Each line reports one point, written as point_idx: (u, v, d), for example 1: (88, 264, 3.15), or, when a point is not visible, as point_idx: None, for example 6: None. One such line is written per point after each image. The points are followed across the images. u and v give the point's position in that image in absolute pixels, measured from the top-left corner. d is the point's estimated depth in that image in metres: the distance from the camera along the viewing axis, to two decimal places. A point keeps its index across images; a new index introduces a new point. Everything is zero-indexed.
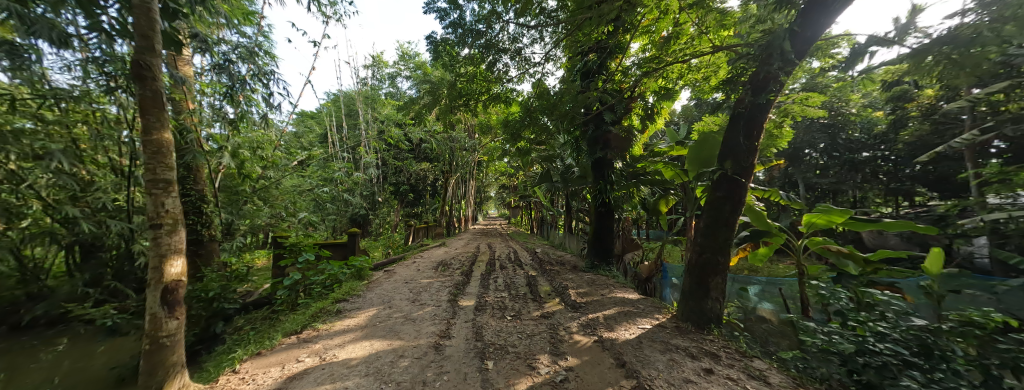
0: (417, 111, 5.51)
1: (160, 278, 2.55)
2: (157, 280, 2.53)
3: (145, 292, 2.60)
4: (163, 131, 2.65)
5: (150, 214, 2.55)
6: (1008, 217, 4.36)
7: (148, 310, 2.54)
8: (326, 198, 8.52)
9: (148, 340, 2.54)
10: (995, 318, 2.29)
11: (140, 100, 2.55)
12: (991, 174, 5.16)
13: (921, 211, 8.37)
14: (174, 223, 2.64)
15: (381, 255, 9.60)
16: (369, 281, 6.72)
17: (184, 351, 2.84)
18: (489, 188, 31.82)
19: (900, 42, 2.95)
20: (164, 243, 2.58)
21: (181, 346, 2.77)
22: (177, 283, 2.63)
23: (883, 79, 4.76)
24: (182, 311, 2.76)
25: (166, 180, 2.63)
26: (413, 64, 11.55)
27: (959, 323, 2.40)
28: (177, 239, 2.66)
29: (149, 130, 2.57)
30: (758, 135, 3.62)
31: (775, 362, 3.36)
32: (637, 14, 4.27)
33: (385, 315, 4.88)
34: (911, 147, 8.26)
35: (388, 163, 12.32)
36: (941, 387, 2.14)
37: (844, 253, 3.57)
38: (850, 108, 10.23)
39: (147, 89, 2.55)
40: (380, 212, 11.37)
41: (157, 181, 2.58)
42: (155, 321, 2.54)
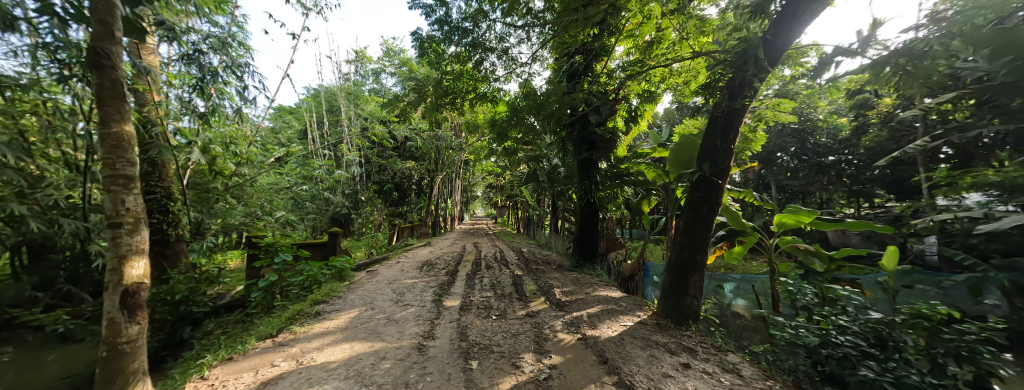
0: (402, 109, 5.42)
1: (120, 280, 2.41)
2: (116, 283, 2.38)
3: (103, 295, 2.44)
4: (124, 124, 2.50)
5: (108, 213, 2.40)
6: (954, 218, 4.77)
7: (106, 314, 2.39)
8: (306, 196, 8.26)
9: (106, 347, 2.39)
10: (940, 310, 2.41)
11: (97, 90, 2.39)
12: (940, 178, 5.59)
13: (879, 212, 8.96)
14: (135, 222, 2.49)
15: (363, 255, 9.39)
16: (350, 282, 6.56)
17: (146, 358, 2.68)
18: (475, 188, 31.69)
19: (862, 53, 3.16)
20: (124, 243, 2.43)
21: (143, 353, 2.61)
22: (138, 285, 2.48)
23: (848, 87, 5.07)
24: (145, 316, 2.60)
25: (127, 176, 2.48)
26: (398, 60, 11.32)
27: (910, 315, 2.52)
28: (139, 239, 2.51)
29: (108, 122, 2.42)
30: (733, 138, 3.78)
31: (747, 356, 3.54)
32: (621, 18, 4.36)
33: (367, 317, 4.78)
34: (871, 151, 8.83)
35: (372, 161, 12.04)
36: (893, 375, 2.33)
37: (811, 251, 3.79)
38: (818, 114, 10.82)
39: (106, 79, 2.40)
40: (362, 211, 11.11)
41: (117, 177, 2.43)
42: (114, 327, 2.39)
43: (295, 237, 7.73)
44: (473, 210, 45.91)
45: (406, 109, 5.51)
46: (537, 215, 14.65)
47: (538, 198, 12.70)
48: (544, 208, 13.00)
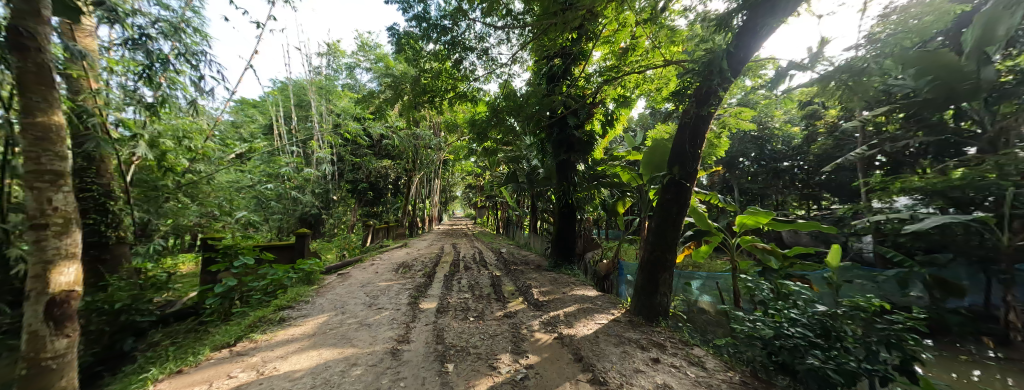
0: (378, 106, 5.26)
1: (45, 289, 2.08)
2: (40, 292, 2.06)
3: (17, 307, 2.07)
4: (52, 113, 2.17)
5: (29, 213, 2.04)
6: (887, 218, 5.36)
7: (24, 328, 2.05)
8: (272, 195, 7.75)
9: (24, 365, 2.03)
10: (874, 303, 2.70)
11: (16, 74, 2.06)
12: (875, 183, 6.24)
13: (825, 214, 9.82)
14: (65, 223, 2.16)
15: (335, 257, 8.96)
16: (319, 286, 6.26)
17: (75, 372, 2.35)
18: (453, 188, 31.28)
19: (813, 68, 3.46)
20: (51, 247, 2.10)
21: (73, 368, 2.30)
22: (68, 294, 2.17)
23: (801, 99, 5.52)
24: (76, 326, 2.29)
25: (55, 172, 2.14)
26: (374, 56, 10.92)
27: (849, 308, 2.81)
28: (70, 242, 2.20)
29: (32, 110, 2.08)
30: (700, 144, 4.00)
31: (710, 349, 3.76)
32: (598, 24, 4.50)
33: (336, 322, 4.58)
34: (820, 158, 9.65)
35: (344, 159, 11.56)
36: (835, 363, 2.57)
37: (768, 250, 4.09)
38: (775, 123, 11.68)
39: (29, 62, 2.09)
40: (334, 212, 10.64)
41: (42, 172, 2.09)
42: (34, 342, 2.06)
43: (259, 239, 7.25)
44: (450, 210, 45.32)
45: (384, 106, 5.36)
46: (516, 215, 14.72)
47: (518, 199, 12.74)
48: (524, 209, 13.07)
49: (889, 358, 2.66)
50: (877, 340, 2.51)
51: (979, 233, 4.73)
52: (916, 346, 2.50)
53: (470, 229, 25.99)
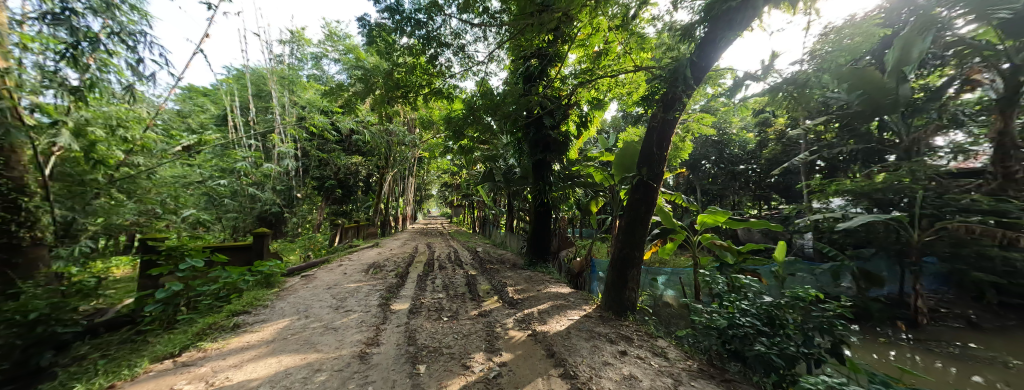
0: (348, 100, 5.02)
1: None
2: None
3: None
4: None
5: None
6: (823, 217, 6.05)
7: None
8: (227, 192, 7.13)
9: None
10: (811, 293, 3.01)
11: None
12: (817, 185, 6.91)
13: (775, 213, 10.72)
14: None
15: (298, 258, 8.43)
16: (280, 289, 5.87)
17: None
18: (428, 186, 30.59)
19: (765, 79, 3.78)
20: None
21: None
22: None
23: (757, 107, 5.97)
24: None
25: None
26: (343, 46, 10.37)
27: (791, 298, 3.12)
28: None
29: None
30: (667, 146, 4.22)
31: (673, 340, 4.00)
32: (573, 28, 4.60)
33: (298, 327, 4.34)
34: (770, 162, 10.53)
35: (310, 154, 10.93)
36: (777, 348, 2.86)
37: (725, 246, 4.42)
38: (733, 129, 12.57)
39: None
40: (298, 210, 10.04)
41: None
42: None
43: (211, 239, 6.66)
44: (424, 209, 44.39)
45: (354, 100, 5.15)
46: (492, 214, 14.69)
47: (494, 198, 12.71)
48: (500, 208, 13.05)
49: (822, 342, 2.99)
50: (813, 326, 2.81)
51: (895, 230, 5.44)
52: (844, 330, 2.83)
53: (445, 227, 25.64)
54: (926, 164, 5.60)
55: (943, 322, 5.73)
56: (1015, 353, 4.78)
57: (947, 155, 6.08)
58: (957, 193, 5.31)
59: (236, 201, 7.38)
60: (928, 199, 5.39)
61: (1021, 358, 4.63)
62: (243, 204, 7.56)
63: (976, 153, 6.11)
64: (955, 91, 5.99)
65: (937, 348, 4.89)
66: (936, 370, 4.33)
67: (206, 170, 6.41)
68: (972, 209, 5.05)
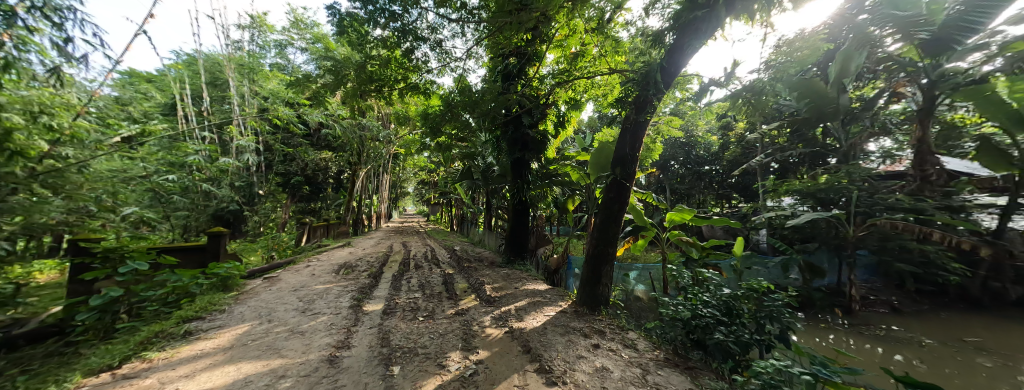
0: (316, 92, 4.77)
1: None
2: None
3: None
4: None
5: None
6: (775, 215, 6.65)
7: None
8: (177, 188, 6.52)
9: None
10: (763, 284, 3.29)
11: None
12: (771, 185, 7.50)
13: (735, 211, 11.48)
14: None
15: (260, 259, 7.91)
16: (239, 293, 5.48)
17: None
18: (403, 183, 29.78)
19: (727, 85, 4.04)
20: None
21: None
22: None
23: (721, 112, 6.37)
24: None
25: None
26: (310, 35, 9.77)
27: (747, 289, 3.38)
28: None
29: None
30: (639, 147, 4.38)
31: (642, 332, 4.20)
32: (551, 28, 4.65)
33: (260, 332, 4.08)
34: (731, 164, 11.27)
35: (273, 148, 10.25)
36: (735, 335, 3.09)
37: (690, 242, 4.67)
38: (699, 132, 13.29)
39: None
40: (260, 208, 9.42)
41: None
42: None
43: (158, 239, 6.08)
44: (401, 207, 43.21)
45: (323, 93, 4.92)
46: (470, 213, 14.56)
47: (471, 196, 12.62)
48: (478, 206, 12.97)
49: (773, 329, 3.28)
50: (765, 315, 3.07)
51: (835, 225, 6.04)
52: (791, 317, 3.12)
53: (420, 226, 25.19)
54: (860, 167, 6.27)
55: (871, 308, 6.45)
56: (927, 333, 5.50)
57: (877, 159, 7.07)
58: (885, 194, 5.98)
59: (189, 198, 6.78)
60: (862, 198, 6.06)
61: (930, 337, 5.34)
62: (196, 201, 6.96)
63: (900, 158, 7.15)
64: (886, 101, 6.71)
65: (867, 331, 5.51)
66: (864, 351, 4.88)
67: (152, 164, 5.82)
68: (896, 207, 5.72)
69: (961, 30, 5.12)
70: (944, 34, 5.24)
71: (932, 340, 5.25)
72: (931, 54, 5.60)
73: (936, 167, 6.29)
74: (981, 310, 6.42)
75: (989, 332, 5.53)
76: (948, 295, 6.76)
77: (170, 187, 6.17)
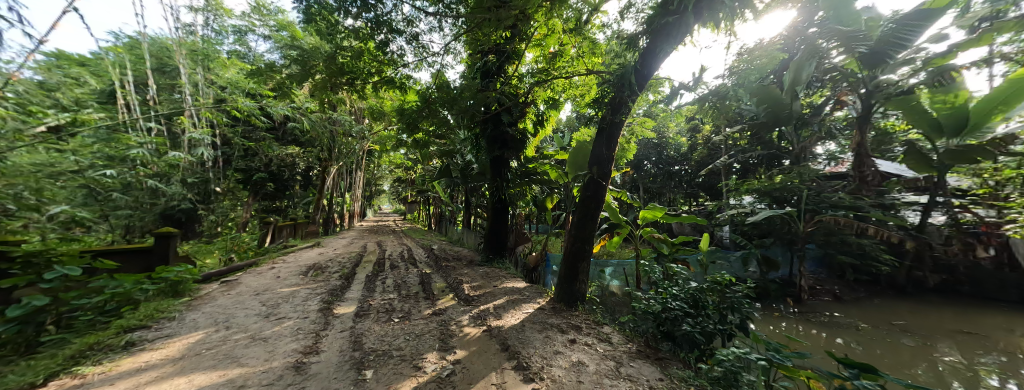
0: (281, 83, 4.48)
1: None
2: None
3: None
4: None
5: None
6: (737, 212, 7.11)
7: None
8: (118, 185, 5.87)
9: None
10: (727, 277, 3.49)
11: None
12: (734, 185, 7.99)
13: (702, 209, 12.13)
14: None
15: (217, 262, 7.32)
16: (193, 299, 5.03)
17: None
18: (379, 181, 28.85)
19: (696, 90, 4.23)
20: None
21: None
22: None
23: (690, 115, 6.69)
24: None
25: None
26: (274, 21, 9.12)
27: (712, 282, 3.58)
28: None
29: None
30: (615, 147, 4.48)
31: (616, 326, 4.34)
32: (530, 27, 4.65)
33: (216, 340, 3.77)
34: (700, 164, 11.89)
35: (233, 143, 9.53)
36: (702, 326, 3.26)
37: (661, 239, 4.88)
38: (670, 133, 13.88)
39: None
40: (217, 207, 8.74)
41: None
42: None
43: (95, 242, 5.45)
44: (375, 205, 41.86)
45: (290, 84, 4.64)
46: (448, 211, 14.32)
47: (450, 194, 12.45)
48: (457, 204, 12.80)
49: (734, 319, 3.50)
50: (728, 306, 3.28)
51: (788, 222, 6.55)
52: (750, 308, 3.34)
53: (395, 224, 24.57)
54: (810, 168, 6.84)
55: (817, 296, 7.07)
56: (862, 318, 6.12)
57: (824, 161, 7.77)
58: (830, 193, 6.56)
59: (131, 195, 6.12)
60: (810, 197, 6.61)
61: (865, 322, 5.95)
62: (140, 199, 6.31)
63: (843, 160, 7.91)
64: (831, 108, 7.37)
65: (813, 318, 6.04)
66: (811, 336, 5.35)
67: (87, 158, 5.17)
68: (839, 205, 6.29)
69: (892, 46, 5.70)
70: (881, 49, 5.72)
71: (866, 324, 5.84)
72: (870, 66, 6.00)
73: (871, 168, 6.99)
74: (906, 296, 7.25)
75: (912, 316, 6.26)
76: (880, 283, 7.56)
77: (108, 184, 5.52)
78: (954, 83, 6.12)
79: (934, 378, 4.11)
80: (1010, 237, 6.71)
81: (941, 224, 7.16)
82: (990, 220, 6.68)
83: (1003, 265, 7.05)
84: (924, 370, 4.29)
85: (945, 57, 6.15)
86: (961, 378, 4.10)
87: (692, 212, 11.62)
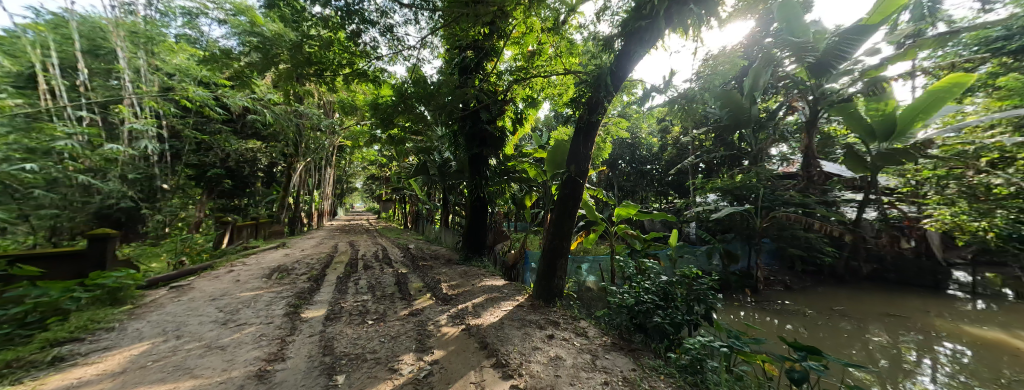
0: (240, 72, 4.14)
1: None
2: None
3: None
4: None
5: None
6: (702, 209, 7.55)
7: None
8: (41, 182, 5.17)
9: None
10: (694, 271, 3.67)
11: None
12: (700, 183, 8.47)
13: (672, 206, 12.78)
14: None
15: (166, 265, 6.69)
16: (136, 307, 4.56)
17: None
18: (351, 178, 27.72)
19: (666, 93, 4.42)
20: None
21: None
22: None
23: (661, 116, 7.00)
24: None
25: None
26: (231, 5, 8.42)
27: (681, 276, 3.76)
28: None
29: None
30: (592, 146, 4.58)
31: (592, 321, 4.46)
32: (508, 24, 4.61)
33: (165, 351, 3.44)
34: (670, 163, 12.49)
35: (183, 135, 8.72)
36: (672, 318, 3.43)
37: (634, 235, 5.07)
38: (642, 134, 14.45)
39: None
40: (164, 206, 7.95)
41: None
42: None
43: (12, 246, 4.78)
44: (345, 203, 40.16)
45: (249, 74, 4.32)
46: (425, 209, 14.03)
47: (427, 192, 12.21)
48: (435, 202, 12.58)
49: (700, 310, 3.70)
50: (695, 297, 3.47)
51: (746, 218, 7.04)
52: (715, 299, 3.54)
53: (369, 223, 23.67)
54: (766, 168, 7.39)
55: (771, 286, 7.66)
56: (809, 305, 6.72)
57: (778, 162, 8.44)
58: (783, 192, 7.12)
59: (58, 192, 5.39)
60: (766, 195, 7.14)
61: (811, 308, 6.54)
62: (69, 197, 5.60)
63: (794, 161, 8.61)
64: (784, 113, 8.00)
65: (768, 306, 6.56)
66: (766, 323, 5.80)
67: None
68: (790, 202, 6.85)
69: (835, 57, 6.29)
70: (826, 60, 6.31)
71: (812, 310, 6.41)
72: (816, 76, 6.60)
73: (817, 169, 7.65)
74: (846, 285, 8.03)
75: (850, 301, 6.95)
76: (823, 273, 8.33)
77: (27, 179, 4.91)
78: (884, 92, 6.86)
79: (867, 356, 4.59)
80: (928, 230, 7.62)
81: (873, 219, 8.01)
82: (913, 216, 7.58)
83: (921, 254, 8.00)
84: (858, 350, 4.79)
85: (876, 69, 6.89)
86: (887, 355, 4.62)
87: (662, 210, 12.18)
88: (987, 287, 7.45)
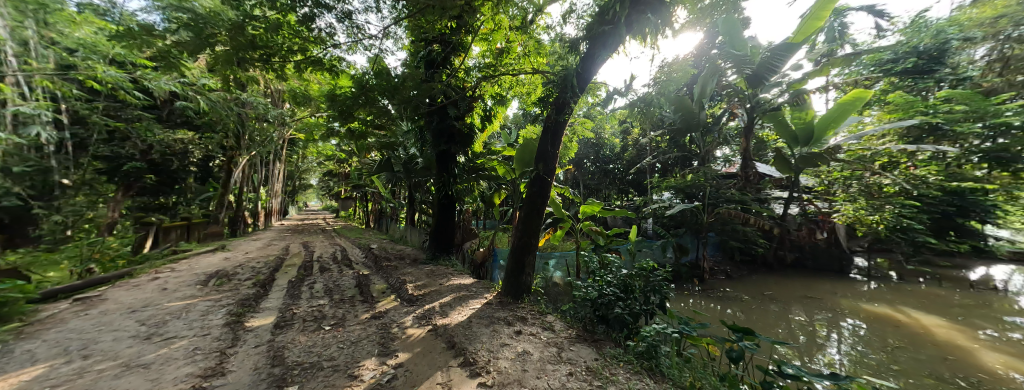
0: (166, 52, 3.61)
1: None
2: None
3: None
4: None
5: None
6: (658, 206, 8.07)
7: None
8: None
9: None
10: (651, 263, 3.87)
11: None
12: (656, 182, 9.04)
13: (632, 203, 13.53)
14: None
15: (68, 274, 5.69)
16: (26, 324, 3.81)
17: None
18: (304, 174, 25.75)
19: (627, 96, 4.62)
20: None
21: None
22: None
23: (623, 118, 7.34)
24: None
25: None
26: None
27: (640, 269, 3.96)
28: None
29: None
30: (559, 145, 4.64)
31: (558, 315, 4.55)
32: (476, 20, 4.52)
33: (68, 374, 2.92)
34: (630, 163, 13.18)
35: (89, 122, 7.44)
36: (632, 308, 3.61)
37: (598, 231, 5.26)
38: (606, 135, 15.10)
39: None
40: (63, 205, 6.78)
41: None
42: None
43: None
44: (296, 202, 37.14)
45: (180, 55, 3.79)
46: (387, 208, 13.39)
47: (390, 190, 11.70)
48: (399, 200, 12.06)
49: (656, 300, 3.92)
50: (652, 288, 3.67)
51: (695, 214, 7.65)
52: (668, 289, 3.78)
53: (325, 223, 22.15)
54: (712, 168, 8.09)
55: (716, 276, 8.40)
56: (747, 291, 7.48)
57: (722, 163, 9.27)
58: (727, 189, 7.82)
59: None
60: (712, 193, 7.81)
61: (748, 294, 7.28)
62: None
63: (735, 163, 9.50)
64: (727, 118, 8.81)
65: (712, 294, 7.19)
66: (711, 309, 6.35)
67: None
68: (731, 199, 7.54)
69: (769, 70, 6.95)
70: (760, 71, 6.94)
71: (748, 296, 7.15)
72: (753, 86, 7.20)
73: (754, 169, 8.50)
74: (776, 272, 9.05)
75: (779, 287, 7.84)
76: (758, 262, 9.31)
77: None
78: (805, 103, 7.82)
79: (791, 334, 5.22)
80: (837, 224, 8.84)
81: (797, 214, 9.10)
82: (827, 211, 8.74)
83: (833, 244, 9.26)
84: (783, 329, 5.42)
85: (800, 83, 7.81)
86: (806, 332, 5.30)
87: (623, 207, 12.82)
88: (880, 270, 8.78)
